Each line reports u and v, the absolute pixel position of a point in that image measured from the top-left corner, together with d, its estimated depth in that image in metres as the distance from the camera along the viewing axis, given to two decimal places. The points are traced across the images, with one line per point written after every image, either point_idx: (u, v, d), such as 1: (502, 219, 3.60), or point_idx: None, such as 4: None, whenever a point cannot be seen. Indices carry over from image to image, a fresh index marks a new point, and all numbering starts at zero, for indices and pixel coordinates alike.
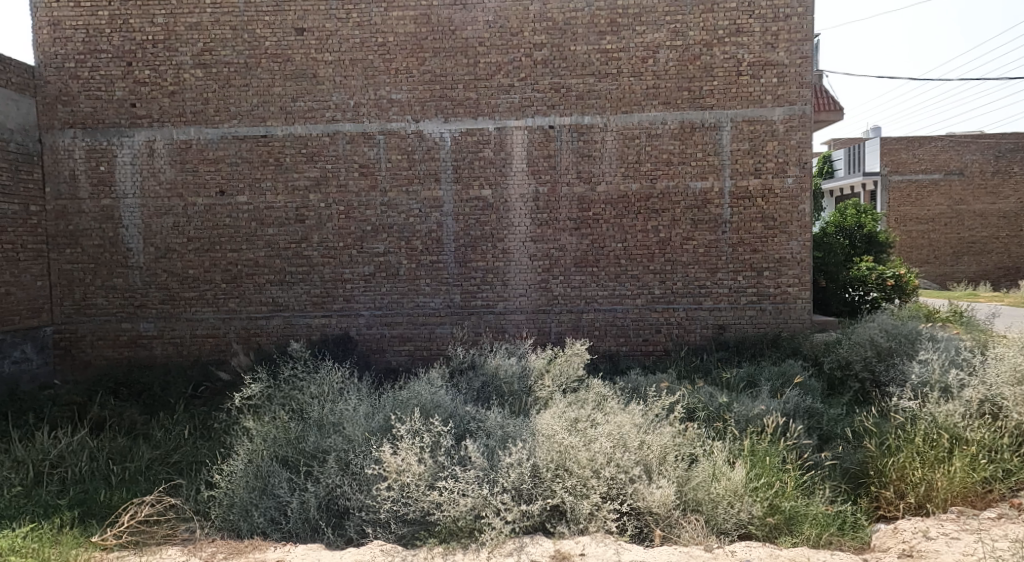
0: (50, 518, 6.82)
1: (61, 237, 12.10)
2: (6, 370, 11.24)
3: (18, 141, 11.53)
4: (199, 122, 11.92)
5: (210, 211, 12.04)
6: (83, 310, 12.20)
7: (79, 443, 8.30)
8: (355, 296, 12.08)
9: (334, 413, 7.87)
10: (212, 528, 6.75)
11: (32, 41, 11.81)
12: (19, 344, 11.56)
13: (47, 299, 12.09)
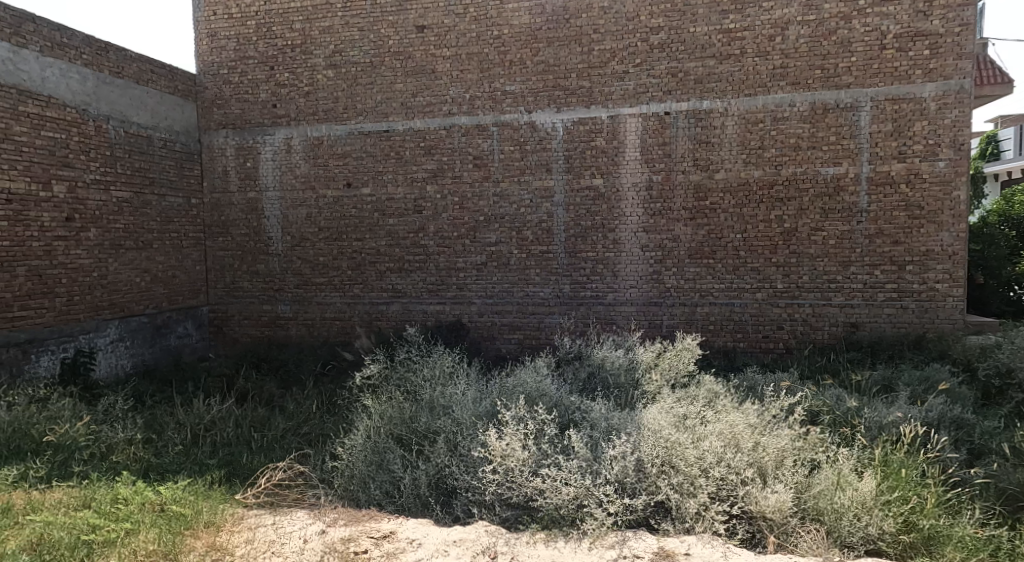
0: (201, 475, 7.30)
1: (214, 226, 13.16)
2: (172, 344, 12.48)
3: (183, 142, 12.72)
4: (330, 119, 12.50)
5: (338, 203, 12.60)
6: (231, 293, 13.21)
7: (226, 411, 8.96)
8: (467, 285, 12.29)
9: (444, 396, 8.04)
10: (334, 496, 7.03)
11: (195, 52, 12.91)
12: (183, 321, 12.75)
13: (204, 282, 13.23)
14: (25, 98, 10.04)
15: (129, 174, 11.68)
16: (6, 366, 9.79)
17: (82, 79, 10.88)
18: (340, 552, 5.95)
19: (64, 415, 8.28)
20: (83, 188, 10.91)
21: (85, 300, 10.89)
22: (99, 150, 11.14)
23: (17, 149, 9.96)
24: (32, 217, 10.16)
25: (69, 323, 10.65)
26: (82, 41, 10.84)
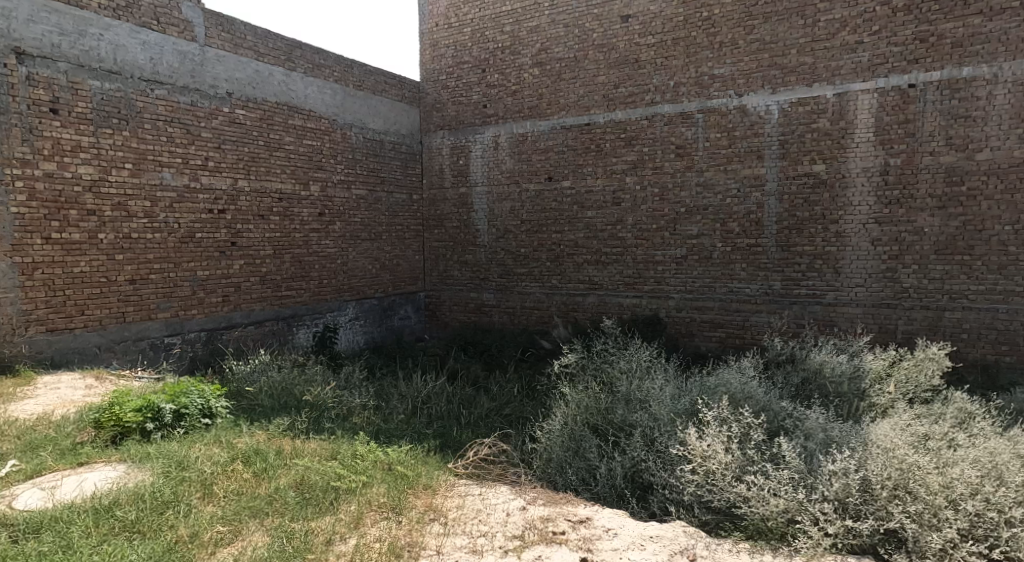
0: (420, 442, 7.52)
1: (431, 219, 14.06)
2: (396, 324, 13.57)
3: (408, 144, 13.70)
4: (534, 116, 12.68)
5: (541, 196, 12.74)
6: (444, 281, 14.04)
7: (441, 389, 9.47)
8: (666, 279, 11.78)
9: (642, 390, 7.72)
10: (533, 476, 7.00)
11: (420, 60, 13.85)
12: (405, 305, 13.80)
13: (422, 270, 14.21)
14: (292, 112, 11.36)
15: (365, 174, 12.80)
16: (276, 335, 11.27)
17: (333, 93, 12.07)
18: (539, 530, 5.42)
19: (318, 379, 9.20)
20: (332, 187, 12.12)
21: (331, 284, 12.19)
22: (344, 155, 12.32)
23: (286, 156, 11.31)
24: (295, 213, 11.49)
25: (321, 302, 12.00)
26: (333, 60, 12.05)
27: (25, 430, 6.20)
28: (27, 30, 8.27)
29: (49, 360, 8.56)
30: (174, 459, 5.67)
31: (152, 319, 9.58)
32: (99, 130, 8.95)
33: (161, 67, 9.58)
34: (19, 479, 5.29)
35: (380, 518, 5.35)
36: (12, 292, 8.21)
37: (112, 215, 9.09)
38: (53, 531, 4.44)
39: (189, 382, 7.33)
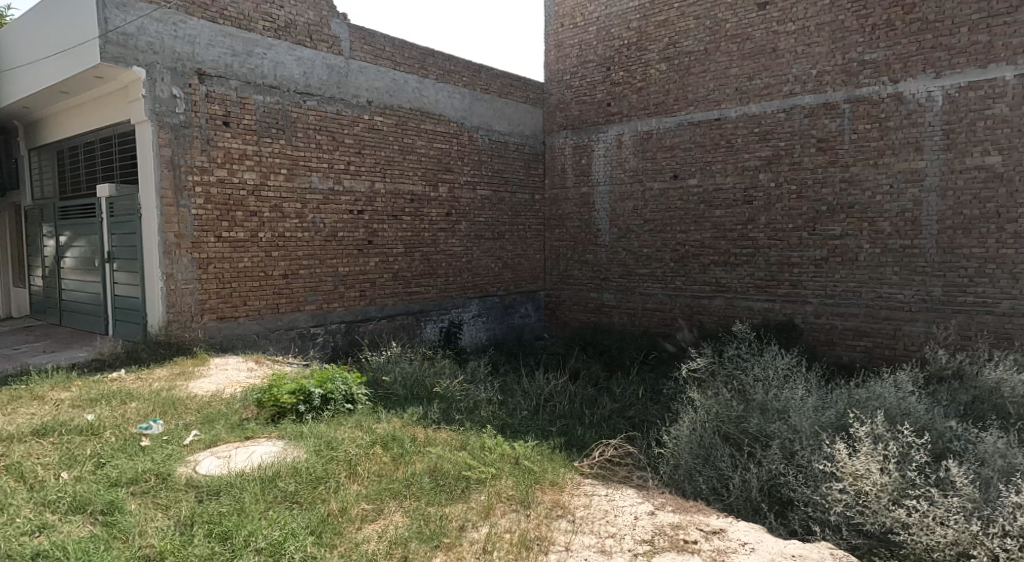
0: (547, 438, 7.10)
1: (553, 219, 14.22)
2: (516, 322, 13.93)
3: (531, 145, 14.01)
4: (660, 112, 12.38)
5: (665, 195, 12.44)
6: (564, 280, 14.15)
7: (562, 389, 9.23)
8: (802, 282, 11.10)
9: (780, 399, 6.82)
10: (659, 481, 6.29)
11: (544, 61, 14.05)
12: (524, 304, 14.13)
13: (543, 269, 14.46)
14: (424, 117, 11.85)
15: (490, 175, 13.19)
16: (406, 329, 11.86)
17: (462, 98, 12.54)
18: (670, 537, 4.70)
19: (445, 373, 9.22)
20: (458, 188, 12.56)
21: (456, 281, 12.67)
22: (471, 157, 12.75)
23: (418, 159, 11.81)
24: (425, 214, 12.00)
25: (446, 299, 12.51)
26: (463, 66, 12.56)
27: (203, 405, 6.89)
28: (206, 52, 9.19)
29: (218, 344, 9.46)
30: (323, 439, 5.80)
31: (301, 310, 10.35)
32: (261, 139, 9.75)
33: (312, 80, 10.27)
34: (200, 447, 5.82)
35: (509, 510, 4.91)
36: (191, 285, 9.15)
37: (269, 216, 9.86)
38: (230, 495, 4.78)
39: (336, 369, 7.56)
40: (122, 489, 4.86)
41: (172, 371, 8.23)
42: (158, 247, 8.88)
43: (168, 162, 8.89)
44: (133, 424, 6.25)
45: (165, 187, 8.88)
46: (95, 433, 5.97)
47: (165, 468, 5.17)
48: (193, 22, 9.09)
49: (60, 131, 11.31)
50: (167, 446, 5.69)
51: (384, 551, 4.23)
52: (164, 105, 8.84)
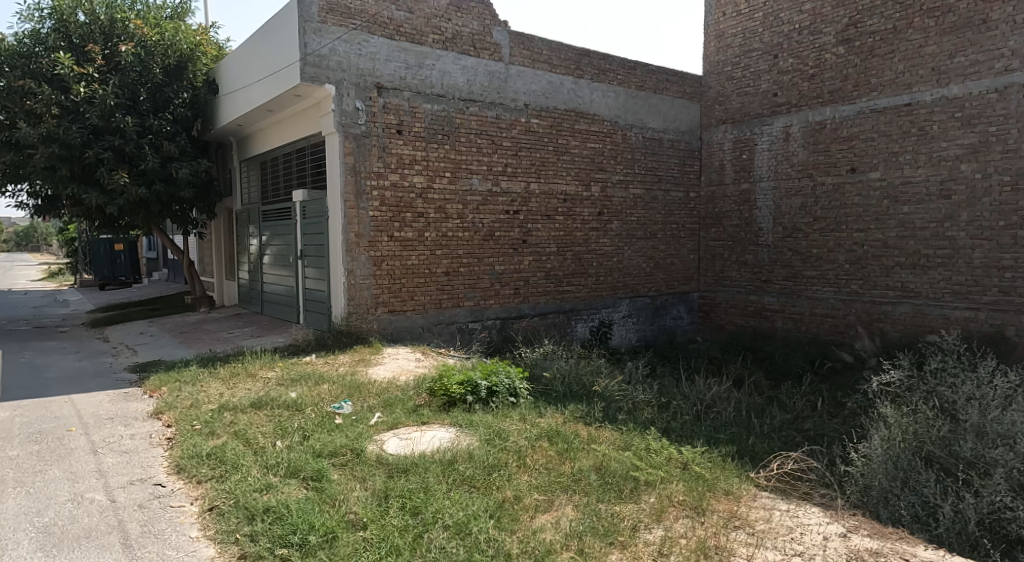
0: (716, 446, 6.18)
1: (709, 218, 13.66)
2: (668, 324, 13.57)
3: (687, 141, 13.53)
4: (836, 100, 11.45)
5: (840, 190, 11.52)
6: (720, 281, 13.60)
7: (726, 395, 8.21)
8: (1016, 289, 9.66)
9: (1003, 421, 5.81)
10: (848, 501, 5.40)
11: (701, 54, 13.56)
12: (676, 305, 13.68)
13: (697, 270, 13.96)
14: (578, 118, 11.81)
15: (643, 174, 12.88)
16: (558, 327, 11.91)
17: (616, 96, 12.33)
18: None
19: (602, 373, 8.46)
20: (611, 187, 12.37)
21: (607, 281, 12.47)
22: (624, 156, 12.51)
23: (571, 159, 11.80)
24: (577, 213, 11.93)
25: (596, 298, 12.35)
26: (618, 64, 12.37)
27: (382, 390, 7.39)
28: (384, 67, 9.86)
29: (389, 335, 10.08)
30: (493, 430, 5.93)
31: (461, 306, 10.74)
32: (429, 145, 10.25)
33: (475, 87, 10.63)
34: (384, 428, 6.23)
35: (682, 515, 4.72)
36: (368, 280, 9.85)
37: (434, 217, 10.36)
38: (416, 474, 5.11)
39: (499, 362, 7.54)
40: (324, 460, 5.43)
41: (354, 358, 8.89)
42: (341, 246, 9.67)
43: (352, 169, 9.62)
44: (327, 403, 6.90)
45: (349, 192, 9.62)
46: (298, 409, 6.74)
47: (358, 444, 5.67)
48: (374, 40, 9.79)
49: (260, 144, 12.68)
50: (358, 425, 6.20)
51: (561, 542, 4.25)
52: (350, 118, 9.58)
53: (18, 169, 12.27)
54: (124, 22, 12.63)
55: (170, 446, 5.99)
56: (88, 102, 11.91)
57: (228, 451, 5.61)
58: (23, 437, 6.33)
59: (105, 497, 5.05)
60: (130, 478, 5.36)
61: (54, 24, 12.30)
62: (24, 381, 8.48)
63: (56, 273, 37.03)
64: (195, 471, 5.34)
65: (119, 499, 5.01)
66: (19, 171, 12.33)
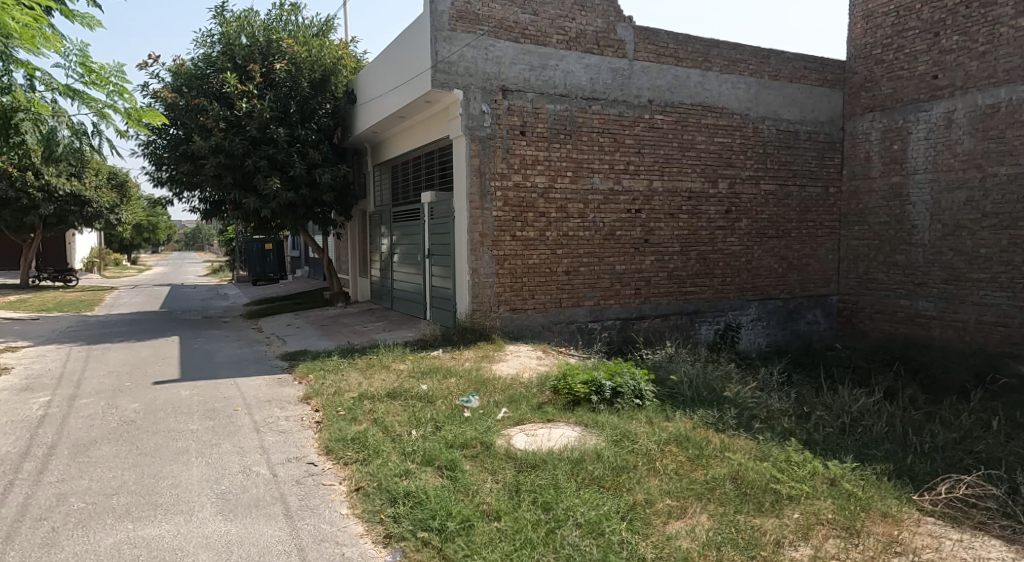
0: (870, 462, 5.53)
1: (852, 214, 12.76)
2: (802, 329, 12.86)
3: (827, 132, 12.73)
4: (1013, 80, 10.32)
5: (1016, 181, 10.35)
6: (864, 284, 12.68)
7: (873, 408, 7.52)
8: None
9: None
10: None
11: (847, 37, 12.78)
12: (812, 309, 12.92)
13: (836, 272, 13.08)
14: (706, 112, 11.42)
15: (777, 168, 12.22)
16: (680, 330, 11.59)
17: (747, 87, 11.80)
18: None
19: (733, 379, 8.11)
20: (740, 183, 11.85)
21: (734, 282, 11.97)
22: (755, 150, 11.94)
23: (698, 155, 11.43)
24: (703, 211, 11.54)
25: (723, 301, 11.92)
26: (750, 53, 11.86)
27: (507, 386, 7.51)
28: (509, 69, 10.03)
29: (510, 332, 10.23)
30: (619, 431, 5.87)
31: (580, 305, 10.68)
32: (551, 145, 10.29)
33: (598, 85, 10.54)
34: (510, 424, 6.34)
35: (832, 535, 4.33)
36: (490, 278, 10.05)
37: (555, 217, 10.38)
38: (546, 471, 5.15)
39: (622, 362, 7.40)
40: (456, 450, 5.62)
41: (479, 354, 9.09)
42: (465, 245, 9.94)
43: (477, 171, 9.86)
44: (456, 396, 7.11)
45: (474, 192, 9.86)
46: (430, 401, 7.00)
47: (487, 437, 5.82)
48: (500, 45, 10.00)
49: (393, 148, 13.21)
50: (485, 418, 6.37)
51: (698, 551, 4.11)
52: (475, 121, 9.83)
53: (190, 177, 13.67)
54: (279, 42, 13.74)
55: (319, 428, 6.44)
56: (250, 117, 13.11)
57: (369, 437, 5.96)
58: (198, 413, 7.03)
59: (268, 471, 5.51)
60: (288, 455, 5.82)
61: (222, 48, 13.68)
62: (196, 364, 9.40)
63: (215, 269, 40.64)
64: (343, 453, 5.73)
65: (280, 474, 5.46)
66: (191, 178, 13.74)
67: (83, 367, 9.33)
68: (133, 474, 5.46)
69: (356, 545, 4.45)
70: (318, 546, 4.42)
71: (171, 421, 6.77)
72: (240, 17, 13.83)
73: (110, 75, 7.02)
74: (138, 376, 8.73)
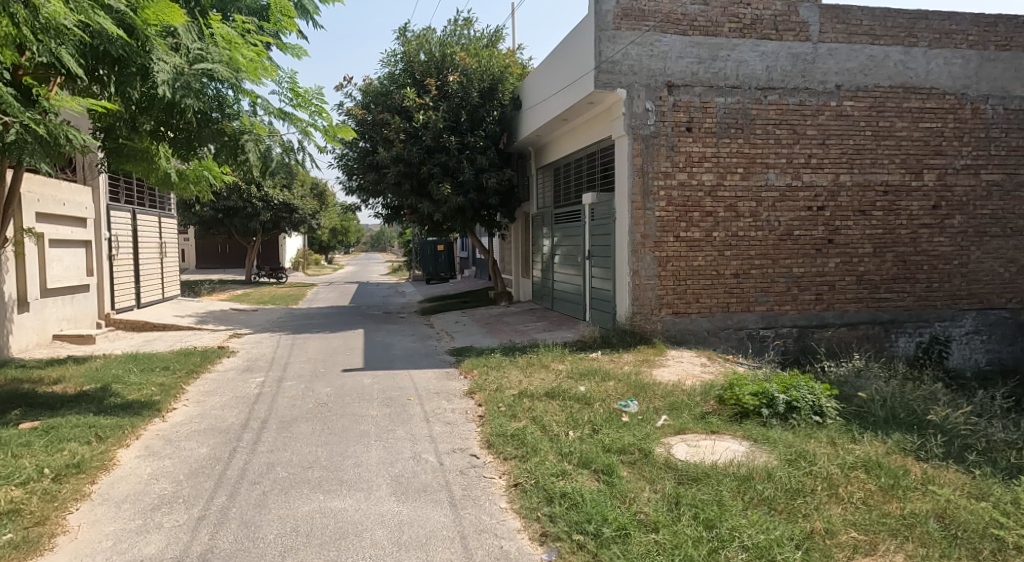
0: None
1: None
2: None
3: None
4: None
5: None
6: None
7: None
8: None
9: None
10: None
11: None
12: None
13: None
14: (909, 94, 10.11)
15: (1004, 155, 10.43)
16: (872, 341, 10.30)
17: (965, 62, 10.26)
18: None
19: (938, 399, 7.12)
20: (953, 174, 10.27)
21: (943, 288, 10.41)
22: (974, 134, 10.31)
23: (897, 144, 10.12)
24: (903, 207, 10.17)
25: (927, 309, 10.40)
26: (970, 22, 10.33)
27: (667, 392, 7.14)
28: (675, 64, 9.64)
29: (672, 337, 9.82)
30: (795, 450, 5.35)
31: (751, 311, 9.96)
32: (720, 140, 9.71)
33: (775, 73, 9.78)
34: (670, 432, 6.02)
35: None
36: (651, 280, 9.72)
37: (723, 216, 9.78)
38: (709, 485, 4.81)
39: (800, 375, 6.76)
40: (614, 455, 5.41)
41: (638, 357, 8.80)
42: (626, 246, 9.70)
43: (639, 170, 9.59)
44: (614, 400, 6.89)
45: (636, 193, 9.60)
46: (587, 403, 6.84)
47: (646, 444, 5.55)
48: (666, 39, 9.65)
49: (559, 148, 13.02)
50: (643, 425, 6.10)
51: None
52: (639, 119, 9.56)
53: (374, 186, 14.73)
54: (452, 56, 14.28)
55: (481, 422, 6.52)
56: (426, 127, 13.78)
57: (528, 434, 5.93)
58: (378, 400, 7.40)
59: (436, 459, 5.66)
60: (453, 446, 5.94)
61: (403, 65, 14.47)
62: (377, 355, 9.99)
63: (400, 269, 43.30)
64: (503, 448, 5.75)
65: (446, 462, 5.58)
66: (375, 187, 14.80)
67: (288, 353, 10.28)
68: (325, 451, 5.83)
69: (515, 540, 4.39)
70: (478, 536, 4.43)
71: (355, 405, 7.20)
72: (419, 35, 14.54)
73: (312, 97, 7.50)
74: (330, 363, 9.45)
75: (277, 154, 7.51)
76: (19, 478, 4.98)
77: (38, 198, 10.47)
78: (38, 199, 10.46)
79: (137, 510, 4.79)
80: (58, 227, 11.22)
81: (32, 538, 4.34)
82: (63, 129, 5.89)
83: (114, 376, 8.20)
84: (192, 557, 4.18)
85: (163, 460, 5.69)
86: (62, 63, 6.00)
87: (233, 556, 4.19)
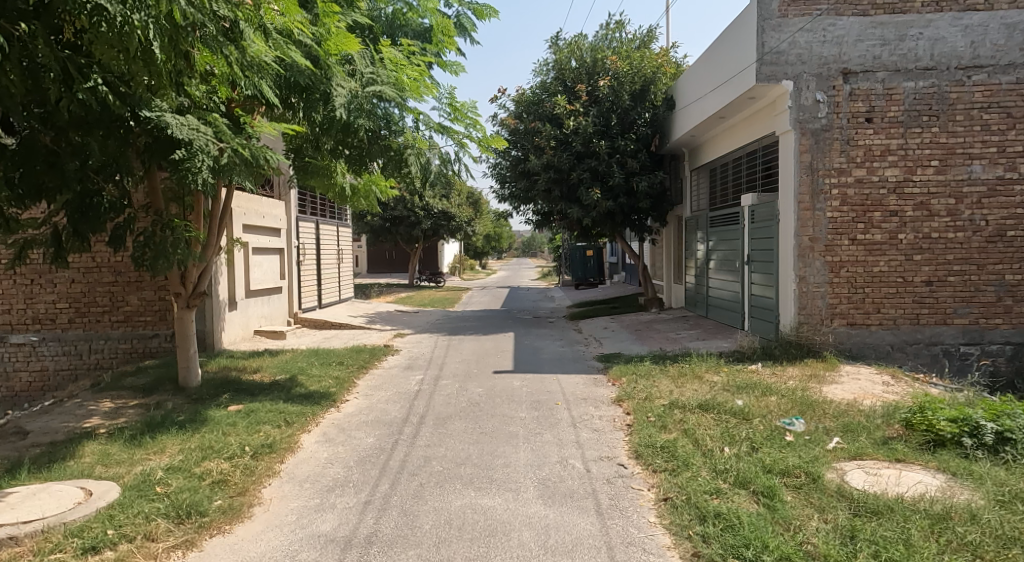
0: None
1: None
2: None
3: None
4: None
5: None
6: None
7: None
8: None
9: None
10: None
11: None
12: None
13: None
14: None
15: None
16: None
17: None
18: None
19: None
20: None
21: None
22: None
23: None
24: None
25: None
26: None
27: (841, 412, 6.39)
28: (853, 49, 8.75)
29: (848, 351, 8.89)
30: (1007, 488, 4.54)
31: (948, 324, 8.73)
32: (909, 130, 8.66)
33: (982, 49, 8.52)
34: (844, 456, 5.34)
35: None
36: (822, 288, 8.87)
37: (912, 215, 8.70)
38: (892, 521, 4.18)
39: (1013, 401, 5.81)
40: (775, 477, 4.88)
41: (804, 372, 8.00)
42: (792, 250, 8.93)
43: (808, 167, 8.80)
44: (777, 417, 6.28)
45: (804, 192, 8.82)
46: (746, 419, 6.28)
47: (814, 468, 4.95)
48: (843, 22, 8.81)
49: (716, 149, 12.30)
50: (812, 446, 5.49)
51: None
52: (808, 112, 8.79)
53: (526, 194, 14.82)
54: (604, 60, 14.01)
55: (629, 431, 6.20)
56: (576, 133, 13.63)
57: (679, 447, 5.52)
58: (527, 403, 7.29)
59: (583, 465, 5.43)
60: (600, 453, 5.67)
61: (555, 73, 14.41)
62: (527, 358, 9.93)
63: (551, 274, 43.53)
64: (652, 459, 5.39)
65: (592, 470, 5.32)
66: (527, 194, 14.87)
67: (445, 353, 10.50)
68: (476, 449, 5.78)
69: (664, 556, 4.06)
70: (626, 549, 4.13)
71: (507, 406, 7.14)
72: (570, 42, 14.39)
73: (469, 110, 7.56)
74: (483, 365, 9.52)
75: (435, 166, 7.66)
76: (228, 453, 5.44)
77: (245, 212, 11.51)
78: (244, 212, 11.50)
79: (315, 490, 4.99)
80: (259, 236, 12.27)
81: (236, 505, 4.63)
82: (264, 151, 6.18)
83: (300, 367, 8.81)
84: (360, 539, 4.25)
85: (337, 447, 5.92)
86: (262, 94, 6.41)
87: (394, 541, 4.20)
